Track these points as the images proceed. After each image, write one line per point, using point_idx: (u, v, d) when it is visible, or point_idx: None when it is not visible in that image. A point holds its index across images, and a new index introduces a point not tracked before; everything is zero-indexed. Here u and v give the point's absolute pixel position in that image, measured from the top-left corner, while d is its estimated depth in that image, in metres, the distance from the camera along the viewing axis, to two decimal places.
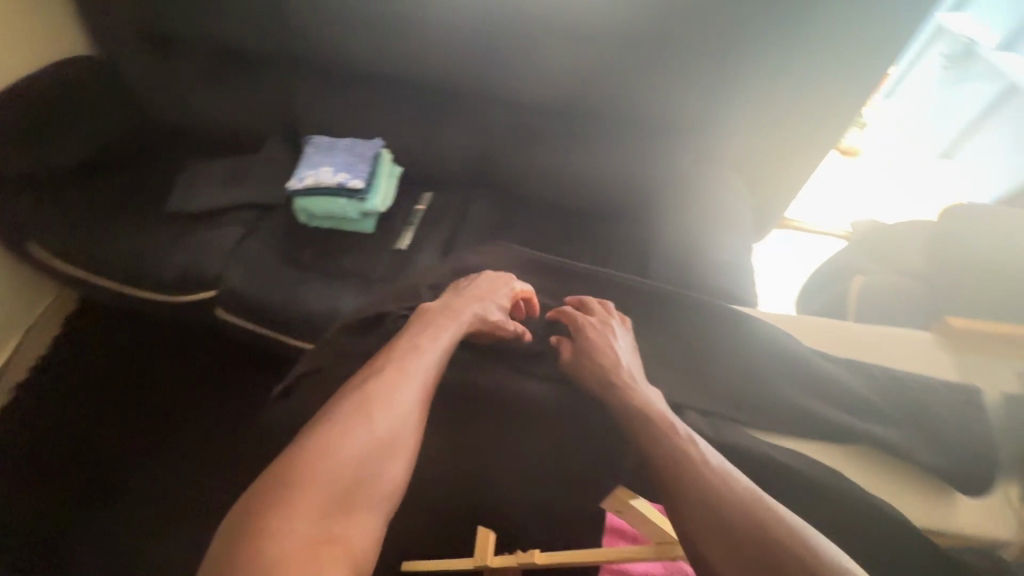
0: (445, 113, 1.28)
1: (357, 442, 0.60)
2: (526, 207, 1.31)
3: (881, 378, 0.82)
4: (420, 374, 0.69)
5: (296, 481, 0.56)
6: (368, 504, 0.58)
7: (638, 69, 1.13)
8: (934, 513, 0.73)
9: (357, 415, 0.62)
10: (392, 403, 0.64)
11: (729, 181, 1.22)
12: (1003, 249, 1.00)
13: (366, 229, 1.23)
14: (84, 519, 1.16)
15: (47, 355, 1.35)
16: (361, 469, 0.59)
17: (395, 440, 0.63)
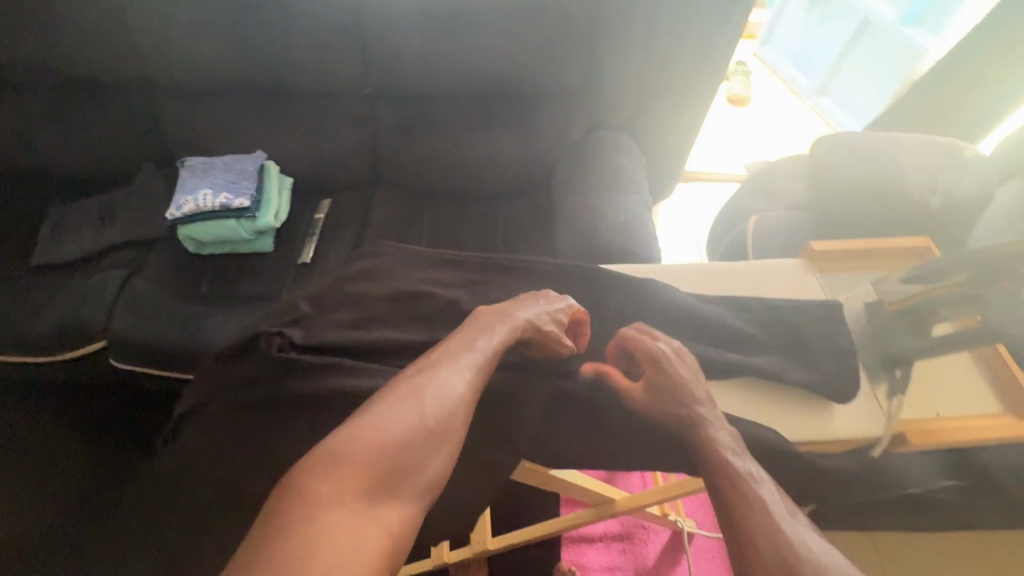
0: (325, 116, 1.23)
1: (402, 424, 0.53)
2: (430, 201, 1.30)
3: (754, 308, 0.68)
4: (476, 354, 0.60)
5: (330, 465, 0.50)
6: (409, 492, 0.51)
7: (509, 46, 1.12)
8: (809, 427, 0.60)
9: (402, 395, 0.55)
10: (443, 382, 0.56)
11: (622, 144, 1.24)
12: (869, 173, 1.14)
13: (266, 249, 1.18)
14: None
15: None
16: (407, 454, 0.51)
17: (446, 428, 0.54)
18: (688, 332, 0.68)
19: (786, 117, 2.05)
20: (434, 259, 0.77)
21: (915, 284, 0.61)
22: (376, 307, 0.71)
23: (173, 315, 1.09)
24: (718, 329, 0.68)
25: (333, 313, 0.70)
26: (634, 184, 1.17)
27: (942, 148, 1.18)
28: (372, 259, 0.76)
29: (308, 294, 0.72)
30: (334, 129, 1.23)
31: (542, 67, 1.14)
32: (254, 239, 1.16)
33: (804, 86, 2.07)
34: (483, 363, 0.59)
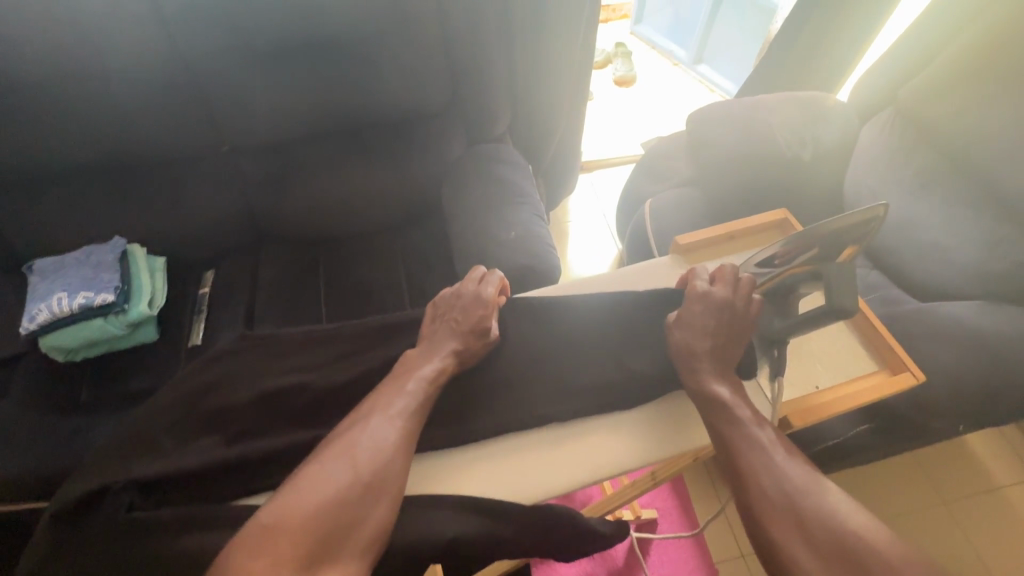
0: (185, 184, 1.14)
1: (337, 483, 0.56)
2: (324, 249, 1.25)
3: (628, 333, 0.74)
4: (404, 402, 0.63)
5: (270, 532, 0.52)
6: (349, 549, 0.54)
7: (366, 77, 1.08)
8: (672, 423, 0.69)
9: (338, 453, 0.58)
10: (373, 437, 0.60)
11: (503, 154, 1.23)
12: (739, 142, 1.19)
13: (150, 338, 1.08)
14: None
15: None
16: (345, 512, 0.55)
17: (381, 482, 0.58)
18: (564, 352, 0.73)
19: (671, 90, 2.11)
20: (295, 344, 0.72)
21: (775, 264, 0.67)
22: (244, 421, 0.65)
23: (52, 437, 0.97)
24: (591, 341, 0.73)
25: (195, 439, 0.64)
26: (520, 193, 1.15)
27: (804, 101, 1.23)
28: (238, 361, 0.70)
29: (163, 421, 0.65)
30: (201, 196, 1.15)
31: (403, 89, 1.11)
32: (131, 331, 1.06)
33: (683, 57, 2.14)
34: (413, 412, 0.63)
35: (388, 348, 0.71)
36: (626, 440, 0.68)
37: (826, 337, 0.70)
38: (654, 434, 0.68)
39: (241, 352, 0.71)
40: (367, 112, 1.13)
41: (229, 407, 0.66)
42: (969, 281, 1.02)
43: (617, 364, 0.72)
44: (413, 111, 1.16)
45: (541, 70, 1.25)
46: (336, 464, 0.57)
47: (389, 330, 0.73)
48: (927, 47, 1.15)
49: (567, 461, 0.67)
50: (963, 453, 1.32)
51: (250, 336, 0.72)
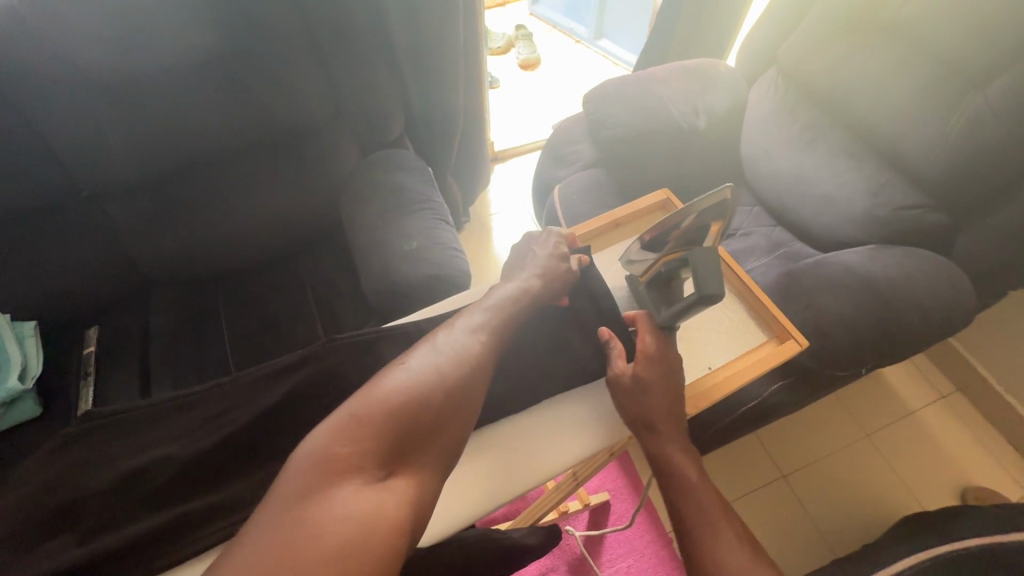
0: (43, 239, 1.00)
1: (424, 384, 0.55)
2: (224, 286, 1.16)
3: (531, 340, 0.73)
4: (489, 320, 0.64)
5: (352, 425, 0.50)
6: (427, 457, 0.53)
7: (235, 96, 0.99)
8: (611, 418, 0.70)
9: (427, 357, 0.57)
10: (458, 346, 0.59)
11: (400, 160, 1.18)
12: (635, 117, 1.17)
13: (33, 413, 0.97)
14: None
15: None
16: (428, 416, 0.53)
17: (467, 394, 0.57)
18: None
19: (575, 68, 2.10)
20: (152, 416, 0.68)
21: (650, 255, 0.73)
22: (96, 512, 0.61)
23: None
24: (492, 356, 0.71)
25: (41, 544, 0.59)
26: (420, 200, 1.11)
27: (694, 70, 1.24)
28: (83, 447, 0.65)
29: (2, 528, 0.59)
30: (67, 248, 1.02)
31: (280, 109, 1.04)
32: (5, 412, 0.94)
33: (583, 34, 2.14)
34: (496, 326, 0.63)
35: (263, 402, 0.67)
36: (561, 440, 0.68)
37: (712, 318, 0.75)
38: (590, 431, 0.69)
39: (90, 437, 0.66)
40: (242, 133, 1.04)
41: (82, 498, 0.61)
42: (857, 230, 1.07)
43: (520, 374, 0.71)
44: (296, 125, 1.08)
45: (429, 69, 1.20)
46: (423, 366, 0.56)
47: (257, 382, 0.69)
48: (798, 6, 1.18)
49: (518, 465, 0.66)
50: (881, 385, 1.41)
51: (94, 412, 0.67)
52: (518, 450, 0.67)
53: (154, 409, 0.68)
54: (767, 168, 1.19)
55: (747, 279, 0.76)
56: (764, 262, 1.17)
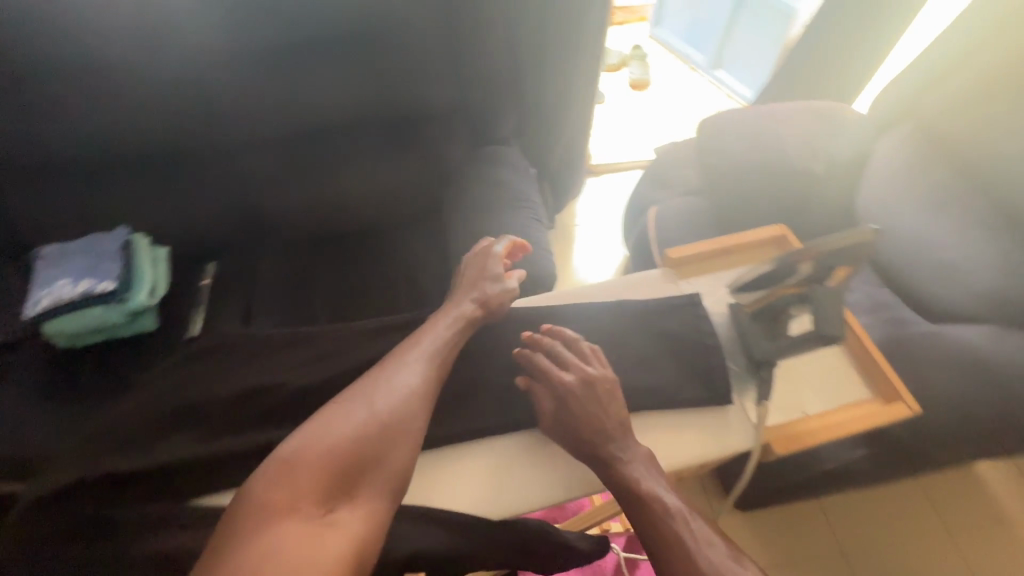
0: (187, 177, 1.13)
1: (357, 422, 0.60)
2: (326, 247, 1.25)
3: (619, 345, 0.74)
4: (428, 356, 0.68)
5: (285, 471, 0.56)
6: (370, 487, 0.58)
7: (371, 74, 1.07)
8: (712, 440, 0.67)
9: (359, 398, 0.62)
10: (394, 384, 0.64)
11: (507, 158, 1.22)
12: (746, 154, 1.16)
13: (148, 327, 1.09)
14: None
15: None
16: (361, 452, 0.59)
17: (404, 424, 0.62)
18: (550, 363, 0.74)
19: (686, 94, 2.07)
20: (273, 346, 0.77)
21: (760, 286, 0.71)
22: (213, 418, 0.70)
23: (53, 420, 1.00)
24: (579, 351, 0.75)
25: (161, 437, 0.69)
26: (520, 198, 1.14)
27: (820, 112, 1.20)
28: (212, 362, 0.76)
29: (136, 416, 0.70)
30: (204, 189, 1.15)
31: (409, 94, 1.11)
32: (130, 321, 1.07)
33: (699, 61, 2.11)
34: (434, 361, 0.68)
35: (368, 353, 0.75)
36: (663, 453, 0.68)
37: (814, 361, 0.73)
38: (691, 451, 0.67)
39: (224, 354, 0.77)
40: (369, 109, 1.12)
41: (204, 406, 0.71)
42: (978, 304, 0.99)
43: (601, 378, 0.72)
44: (417, 111, 1.15)
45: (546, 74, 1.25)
46: (358, 406, 0.62)
47: (365, 334, 0.76)
48: (949, 59, 1.11)
49: None
50: (975, 482, 1.27)
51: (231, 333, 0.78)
52: None
53: (273, 340, 0.78)
54: (885, 223, 1.12)
55: (862, 328, 0.72)
56: (864, 322, 1.09)
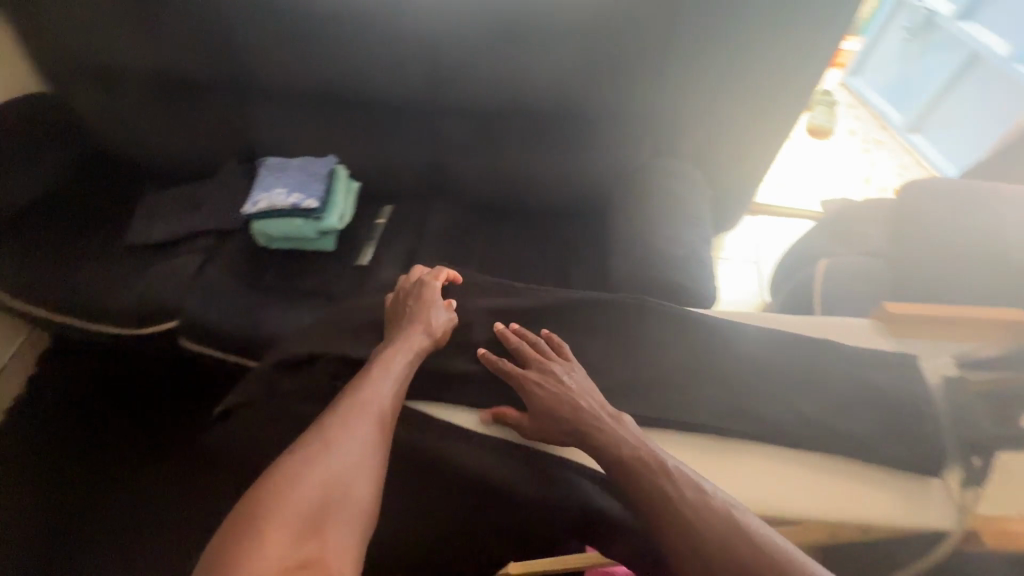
0: (392, 125, 1.26)
1: (319, 463, 0.62)
2: (490, 216, 1.32)
3: (817, 375, 0.81)
4: (379, 400, 0.71)
5: (252, 517, 0.56)
6: (343, 523, 0.59)
7: (581, 65, 1.13)
8: (914, 497, 0.72)
9: (320, 443, 0.64)
10: (351, 427, 0.66)
11: (688, 174, 1.20)
12: (953, 230, 1.06)
13: (328, 248, 1.24)
14: (77, 553, 1.14)
15: (27, 395, 1.35)
16: (326, 493, 0.60)
17: (362, 463, 0.64)
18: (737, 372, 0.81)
19: (872, 153, 1.92)
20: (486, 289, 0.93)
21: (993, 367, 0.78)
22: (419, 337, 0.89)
23: (242, 304, 1.17)
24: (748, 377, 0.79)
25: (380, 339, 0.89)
26: (694, 214, 1.13)
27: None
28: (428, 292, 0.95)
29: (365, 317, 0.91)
30: (403, 139, 1.27)
31: (610, 92, 1.15)
32: (317, 238, 1.22)
33: (894, 121, 1.95)
34: (384, 404, 0.71)
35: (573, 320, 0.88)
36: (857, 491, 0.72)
37: None
38: (895, 499, 0.72)
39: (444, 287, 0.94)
40: (568, 99, 1.17)
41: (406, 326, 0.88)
42: None
43: (805, 400, 0.78)
44: (611, 110, 1.18)
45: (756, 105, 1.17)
46: (320, 449, 0.63)
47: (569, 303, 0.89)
48: None
49: (808, 486, 0.72)
50: None
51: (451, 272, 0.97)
52: (808, 473, 0.73)
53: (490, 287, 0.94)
54: None
55: None
56: None
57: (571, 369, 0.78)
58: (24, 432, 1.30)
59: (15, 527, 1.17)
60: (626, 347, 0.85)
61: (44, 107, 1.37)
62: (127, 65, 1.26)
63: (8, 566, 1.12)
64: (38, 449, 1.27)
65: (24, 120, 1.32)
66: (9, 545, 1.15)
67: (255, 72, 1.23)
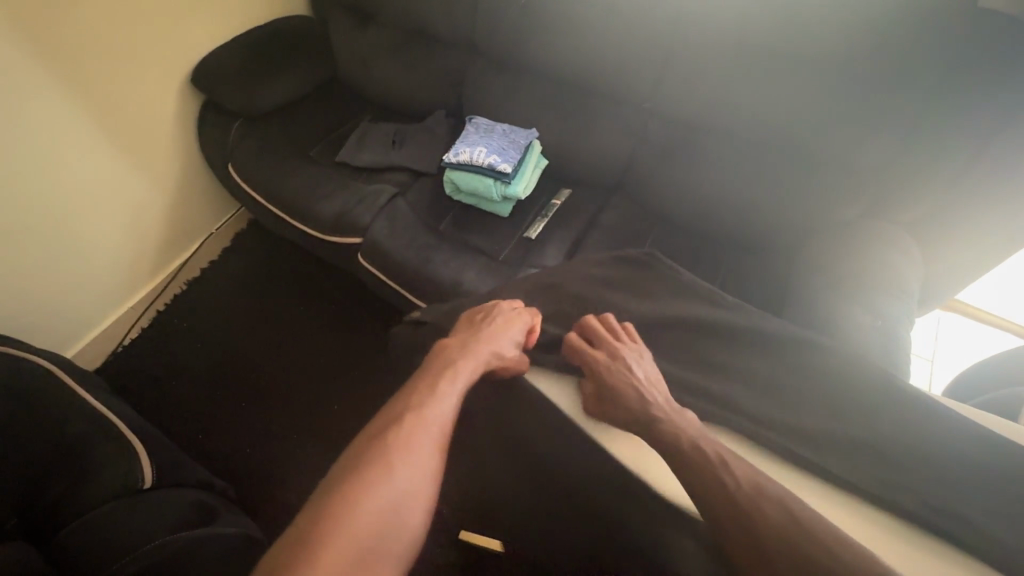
0: (598, 116, 1.30)
1: (376, 489, 0.62)
2: (664, 227, 1.31)
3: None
4: (440, 419, 0.72)
5: (306, 541, 0.56)
6: (392, 556, 0.59)
7: (812, 105, 1.06)
8: None
9: (380, 468, 0.64)
10: (409, 452, 0.67)
11: (907, 246, 1.08)
12: None
13: (503, 214, 1.30)
14: (238, 408, 1.40)
15: (230, 266, 1.64)
16: (378, 524, 0.60)
17: (417, 491, 0.64)
18: (930, 460, 0.73)
19: None
20: (679, 289, 0.96)
21: None
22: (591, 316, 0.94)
23: (417, 241, 1.27)
24: (951, 479, 0.71)
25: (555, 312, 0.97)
26: (903, 288, 1.02)
27: None
28: (624, 276, 1.00)
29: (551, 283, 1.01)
30: (603, 131, 1.29)
31: (839, 137, 1.07)
32: (497, 202, 1.29)
33: None
34: (443, 424, 0.72)
35: (753, 351, 0.87)
36: None
37: None
38: None
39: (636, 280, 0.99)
40: (786, 133, 1.12)
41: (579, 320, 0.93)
42: None
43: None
44: (830, 155, 1.10)
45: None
46: (376, 474, 0.63)
47: (761, 335, 0.87)
48: None
49: None
50: None
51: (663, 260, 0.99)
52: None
53: (691, 294, 0.94)
54: None
55: None
56: None
57: (642, 359, 0.85)
58: (221, 296, 1.58)
59: (201, 368, 1.46)
60: (804, 395, 0.81)
61: (307, 30, 1.59)
62: (386, 7, 1.40)
63: (193, 396, 1.42)
64: (227, 312, 1.55)
65: (289, 37, 1.55)
66: (196, 381, 1.44)
67: (490, 38, 1.32)
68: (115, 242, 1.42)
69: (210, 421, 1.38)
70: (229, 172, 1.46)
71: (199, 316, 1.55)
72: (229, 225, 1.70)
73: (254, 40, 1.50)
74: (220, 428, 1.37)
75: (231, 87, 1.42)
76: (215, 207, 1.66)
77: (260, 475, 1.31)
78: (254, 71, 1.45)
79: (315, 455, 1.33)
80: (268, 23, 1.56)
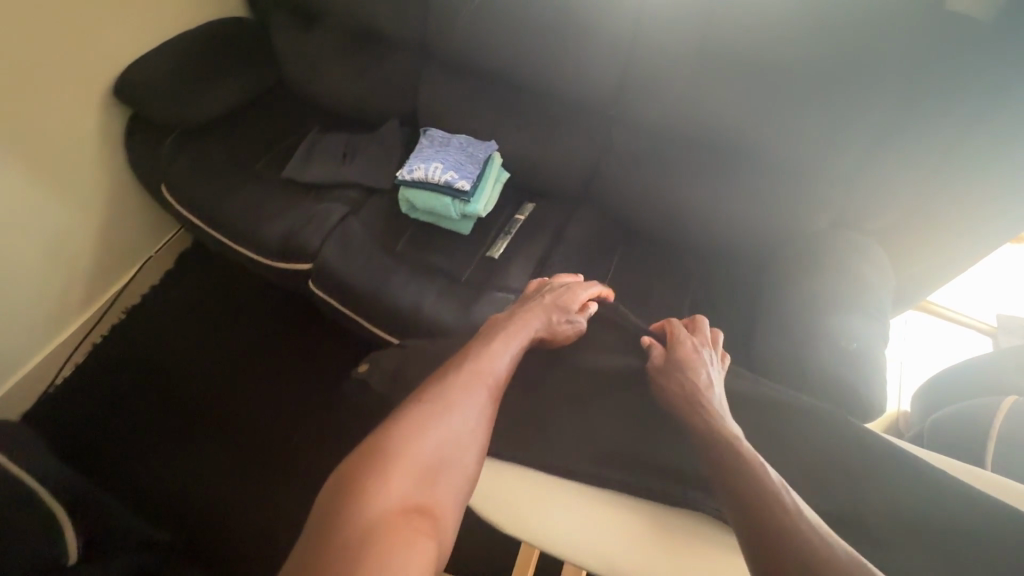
0: (560, 126, 1.23)
1: (437, 427, 0.67)
2: (632, 239, 1.26)
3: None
4: (495, 373, 0.75)
5: (375, 462, 0.62)
6: (448, 485, 0.65)
7: (780, 113, 1.02)
8: None
9: (441, 408, 0.69)
10: (466, 399, 0.71)
11: (877, 258, 1.05)
12: None
13: (463, 232, 1.23)
14: (192, 441, 1.31)
15: (174, 292, 1.52)
16: (438, 458, 0.65)
17: (471, 435, 0.69)
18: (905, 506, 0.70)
19: None
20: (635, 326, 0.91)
21: None
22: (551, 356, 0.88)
23: (371, 264, 1.18)
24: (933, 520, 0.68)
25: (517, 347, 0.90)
26: (873, 305, 1.00)
27: None
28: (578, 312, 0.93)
29: None
30: (566, 141, 1.22)
31: (808, 146, 1.03)
32: (456, 219, 1.21)
33: None
34: (497, 378, 0.75)
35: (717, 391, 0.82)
36: None
37: None
38: None
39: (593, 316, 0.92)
40: (754, 141, 1.07)
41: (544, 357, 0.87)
42: None
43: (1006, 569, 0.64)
44: (799, 165, 1.06)
45: (998, 207, 0.95)
46: (435, 414, 0.68)
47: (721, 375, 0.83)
48: None
49: None
50: None
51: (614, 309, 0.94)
52: None
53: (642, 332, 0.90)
54: None
55: None
56: None
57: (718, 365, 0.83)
58: (164, 324, 1.47)
59: (147, 402, 1.36)
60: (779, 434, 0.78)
61: (244, 33, 1.46)
62: (328, 8, 1.29)
63: (139, 434, 1.31)
64: (178, 334, 1.45)
65: (225, 41, 1.42)
66: (142, 416, 1.33)
67: (442, 43, 1.23)
68: (35, 275, 1.28)
69: (160, 459, 1.29)
70: (164, 193, 1.34)
71: (142, 346, 1.43)
72: (170, 247, 1.58)
73: (184, 45, 1.37)
74: (168, 469, 1.28)
75: (159, 98, 1.28)
76: (152, 229, 1.53)
77: (215, 518, 1.22)
78: (185, 80, 1.33)
79: (270, 497, 1.24)
80: (198, 27, 1.43)
